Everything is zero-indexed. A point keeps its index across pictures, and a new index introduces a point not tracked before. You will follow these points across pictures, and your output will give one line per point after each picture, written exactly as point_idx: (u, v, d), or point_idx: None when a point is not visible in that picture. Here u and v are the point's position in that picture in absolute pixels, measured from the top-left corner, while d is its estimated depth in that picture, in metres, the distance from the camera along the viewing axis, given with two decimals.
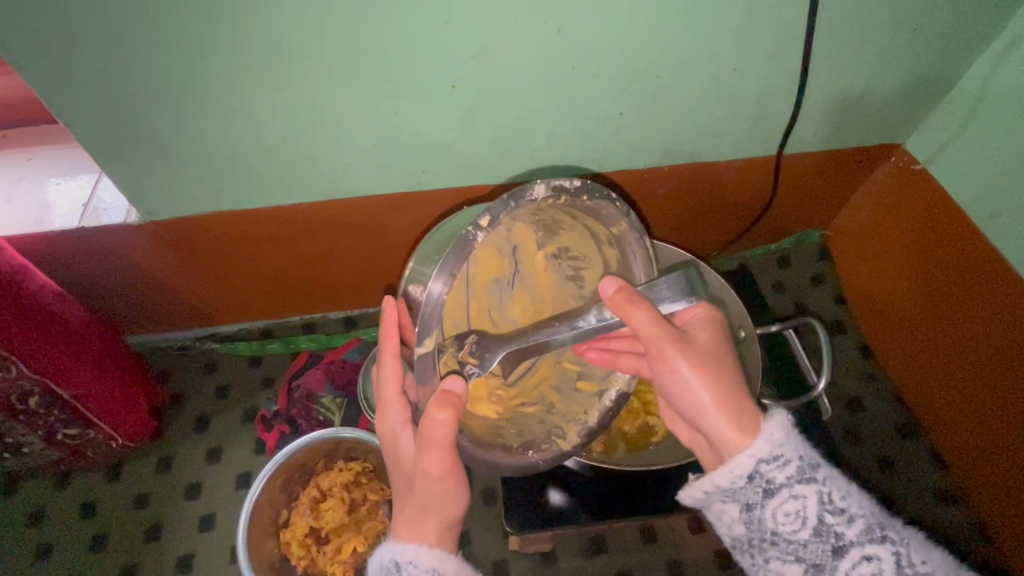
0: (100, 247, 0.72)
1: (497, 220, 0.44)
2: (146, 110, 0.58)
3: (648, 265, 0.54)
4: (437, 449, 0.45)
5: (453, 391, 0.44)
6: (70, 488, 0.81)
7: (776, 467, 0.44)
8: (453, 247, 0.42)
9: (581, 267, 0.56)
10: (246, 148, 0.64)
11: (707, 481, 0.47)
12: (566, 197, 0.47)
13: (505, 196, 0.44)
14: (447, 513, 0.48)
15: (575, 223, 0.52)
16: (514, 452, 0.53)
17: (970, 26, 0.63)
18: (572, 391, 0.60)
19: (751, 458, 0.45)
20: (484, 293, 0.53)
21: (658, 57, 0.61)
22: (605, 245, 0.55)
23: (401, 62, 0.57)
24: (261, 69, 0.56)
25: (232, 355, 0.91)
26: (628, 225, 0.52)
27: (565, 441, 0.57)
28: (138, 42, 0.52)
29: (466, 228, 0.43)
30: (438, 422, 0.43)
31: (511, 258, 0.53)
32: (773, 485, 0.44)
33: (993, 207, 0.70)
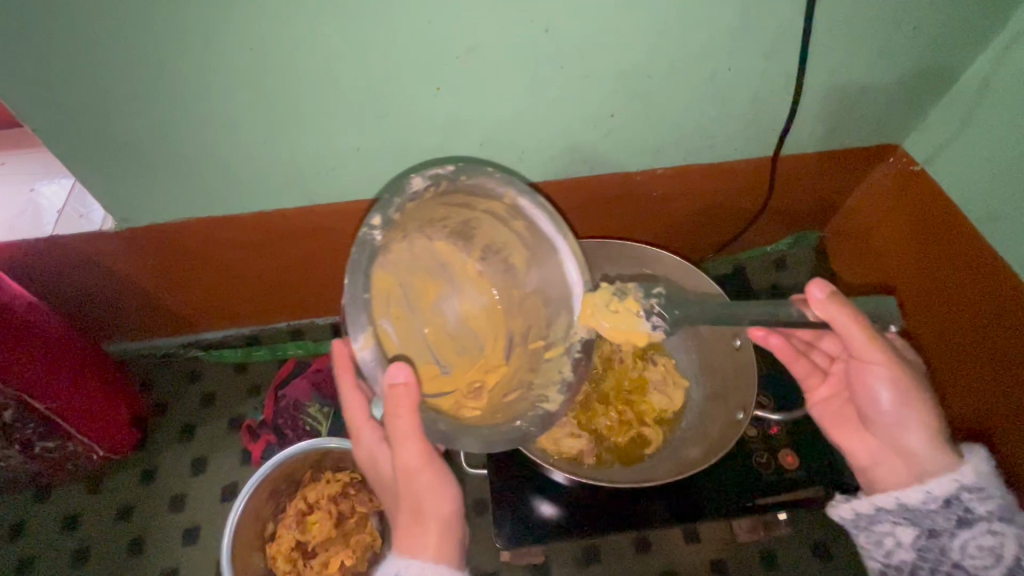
0: (76, 255, 0.69)
1: (391, 219, 0.46)
2: (117, 114, 0.55)
3: (556, 220, 0.49)
4: (406, 442, 0.47)
5: (400, 380, 0.44)
6: (50, 502, 0.79)
7: (976, 498, 0.49)
8: (355, 252, 0.44)
9: (507, 256, 0.54)
10: (225, 152, 0.62)
11: (892, 497, 0.52)
12: (448, 182, 0.47)
13: (386, 195, 0.46)
14: (441, 509, 0.48)
15: (478, 216, 0.51)
16: (500, 427, 0.51)
17: (970, 22, 0.61)
18: (541, 363, 0.54)
19: (954, 483, 0.50)
20: (432, 312, 0.55)
21: (649, 56, 0.59)
22: (512, 221, 0.51)
23: (383, 63, 0.55)
24: (237, 71, 0.53)
25: (217, 362, 0.89)
26: (516, 190, 0.49)
27: (550, 404, 0.53)
28: (105, 44, 0.49)
29: (362, 230, 0.45)
30: (399, 413, 0.45)
31: (442, 275, 0.55)
32: (971, 516, 0.49)
33: (993, 208, 0.68)
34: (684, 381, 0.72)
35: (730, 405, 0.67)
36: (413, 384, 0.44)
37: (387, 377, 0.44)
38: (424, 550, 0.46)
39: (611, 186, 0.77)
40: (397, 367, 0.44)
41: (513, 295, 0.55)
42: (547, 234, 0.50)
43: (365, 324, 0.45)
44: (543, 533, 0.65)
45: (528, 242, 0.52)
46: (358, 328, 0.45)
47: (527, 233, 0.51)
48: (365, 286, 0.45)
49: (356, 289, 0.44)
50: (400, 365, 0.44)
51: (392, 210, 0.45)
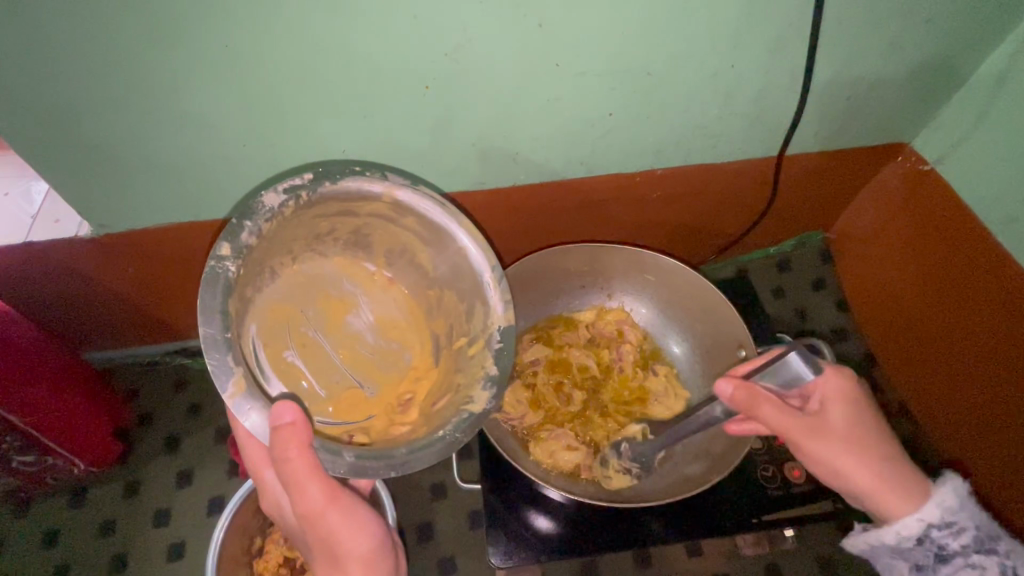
0: (52, 262, 0.67)
1: (242, 245, 0.44)
2: (87, 116, 0.53)
3: (441, 206, 0.50)
4: (302, 487, 0.44)
5: (285, 416, 0.42)
6: (30, 516, 0.76)
7: (947, 534, 0.47)
8: (202, 290, 0.42)
9: (411, 255, 0.56)
10: (204, 155, 0.59)
11: (872, 538, 0.50)
12: (309, 191, 0.47)
13: (236, 219, 0.45)
14: (356, 545, 0.46)
15: (365, 221, 0.52)
16: (422, 443, 0.47)
17: (986, 16, 0.59)
18: (467, 360, 0.53)
19: (921, 522, 0.47)
20: (343, 333, 0.54)
21: (650, 53, 0.56)
22: (403, 218, 0.52)
23: (369, 61, 0.52)
24: (213, 71, 0.50)
25: (204, 371, 0.86)
26: (392, 185, 0.49)
27: (477, 403, 0.50)
28: (69, 42, 0.46)
29: (207, 264, 0.43)
30: (288, 458, 0.42)
31: (347, 291, 0.56)
32: (946, 552, 0.47)
33: (1008, 210, 0.65)
34: (685, 393, 0.72)
35: None
36: (301, 422, 0.42)
37: (274, 416, 0.42)
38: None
39: (609, 187, 0.74)
40: (282, 406, 0.42)
41: (433, 294, 0.57)
42: (443, 224, 0.51)
43: (234, 365, 0.42)
44: (540, 551, 0.62)
45: (424, 236, 0.53)
46: (225, 372, 0.42)
47: (422, 226, 0.52)
48: (224, 324, 0.42)
49: (214, 329, 0.42)
50: (286, 404, 0.42)
51: (243, 234, 0.44)
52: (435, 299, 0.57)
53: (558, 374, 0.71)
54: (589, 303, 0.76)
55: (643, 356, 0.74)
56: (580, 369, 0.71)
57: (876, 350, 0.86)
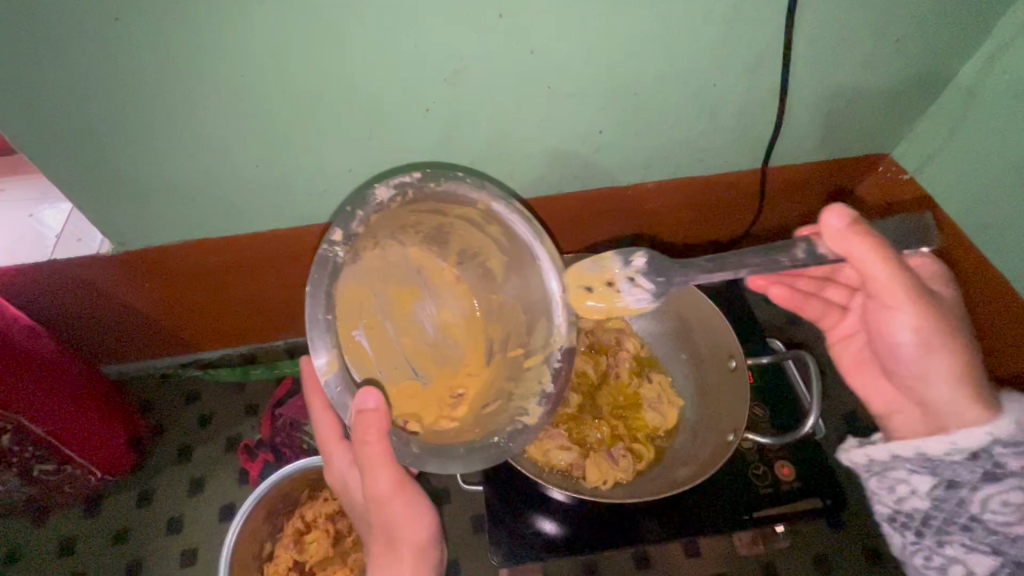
0: (74, 279, 0.70)
1: (352, 234, 0.49)
2: (112, 140, 0.56)
3: (528, 221, 0.53)
4: (378, 472, 0.49)
5: (368, 407, 0.47)
6: (46, 526, 0.79)
7: (1010, 454, 0.48)
8: (316, 270, 0.47)
9: (484, 260, 0.59)
10: (219, 176, 0.63)
11: (916, 449, 0.52)
12: (414, 191, 0.51)
13: (350, 208, 0.49)
14: (416, 534, 0.51)
15: (452, 221, 0.56)
16: (475, 446, 0.51)
17: (951, 35, 0.62)
18: (522, 372, 0.57)
19: (988, 439, 0.48)
20: (409, 320, 0.58)
21: (635, 75, 0.60)
22: (487, 225, 0.56)
23: (373, 87, 0.56)
24: (230, 97, 0.54)
25: (215, 382, 0.89)
26: (487, 196, 0.53)
27: (529, 417, 0.54)
28: (100, 74, 0.50)
29: (322, 246, 0.48)
30: (369, 440, 0.47)
31: (418, 281, 0.59)
32: (1001, 471, 0.49)
33: (983, 217, 0.68)
34: (679, 401, 0.73)
35: (720, 425, 0.68)
36: (383, 410, 0.47)
37: (360, 401, 0.47)
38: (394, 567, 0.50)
39: (602, 200, 0.77)
40: (366, 394, 0.47)
41: (495, 300, 0.60)
42: (525, 239, 0.54)
43: (329, 346, 0.48)
44: (539, 550, 0.64)
45: (504, 247, 0.57)
46: (321, 349, 0.47)
47: (504, 237, 0.56)
48: (326, 304, 0.47)
49: (317, 308, 0.47)
50: (370, 392, 0.47)
51: (354, 223, 0.49)
52: (499, 304, 0.60)
53: None
54: None
55: (639, 363, 0.76)
56: (578, 375, 0.74)
57: None
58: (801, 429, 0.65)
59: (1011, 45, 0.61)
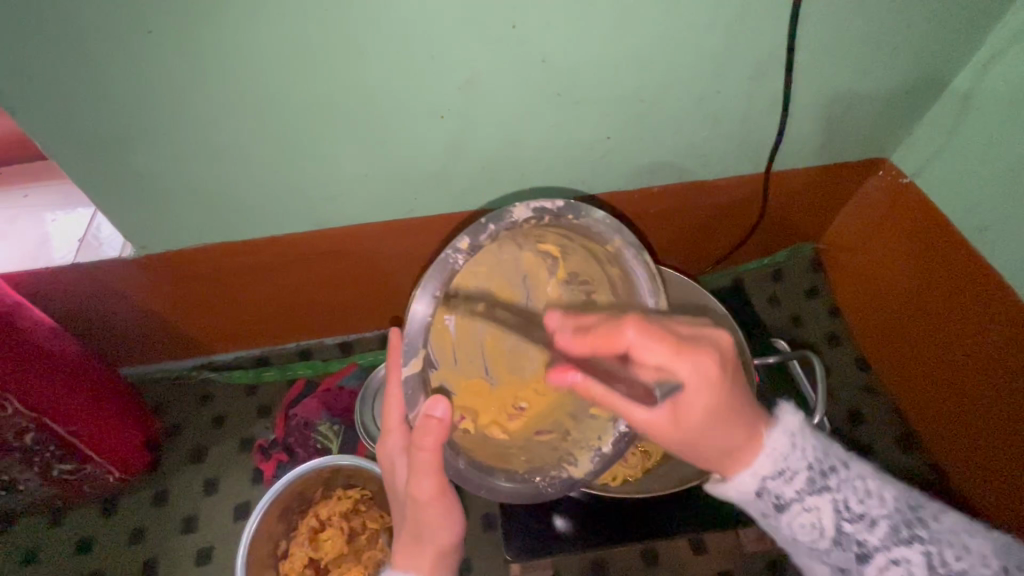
0: (95, 282, 0.72)
1: (476, 245, 0.48)
2: (138, 146, 0.58)
3: (652, 286, 0.54)
4: (424, 476, 0.47)
5: (433, 414, 0.45)
6: (64, 525, 0.80)
7: (780, 482, 0.45)
8: (432, 268, 0.46)
9: (591, 292, 0.57)
10: (239, 181, 0.65)
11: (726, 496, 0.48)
12: (550, 217, 0.50)
13: (485, 219, 0.47)
14: (441, 541, 0.49)
15: (574, 246, 0.55)
16: (518, 477, 0.54)
17: (947, 42, 0.65)
18: (585, 417, 0.58)
19: (756, 477, 0.46)
20: (500, 321, 0.57)
21: (642, 82, 0.62)
22: (608, 267, 0.56)
23: (390, 94, 0.58)
24: (252, 103, 0.56)
25: (228, 384, 0.91)
26: (621, 242, 0.53)
27: (577, 467, 0.56)
28: (129, 82, 0.52)
29: (446, 250, 0.46)
30: (421, 447, 0.45)
31: (523, 287, 0.57)
32: (783, 500, 0.45)
33: (979, 219, 0.70)
34: None
35: None
36: (446, 421, 0.45)
37: (426, 408, 0.45)
38: (417, 565, 0.49)
39: (609, 204, 0.79)
40: (437, 401, 0.45)
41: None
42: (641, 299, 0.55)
43: (419, 346, 0.47)
44: (552, 545, 0.65)
45: (616, 289, 0.56)
46: (411, 346, 0.47)
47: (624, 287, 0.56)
48: (431, 306, 0.46)
49: (423, 308, 0.46)
50: (439, 400, 0.45)
51: (483, 235, 0.47)
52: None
53: None
54: None
55: None
56: None
57: (869, 354, 0.90)
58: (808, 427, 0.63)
59: (1005, 51, 0.63)
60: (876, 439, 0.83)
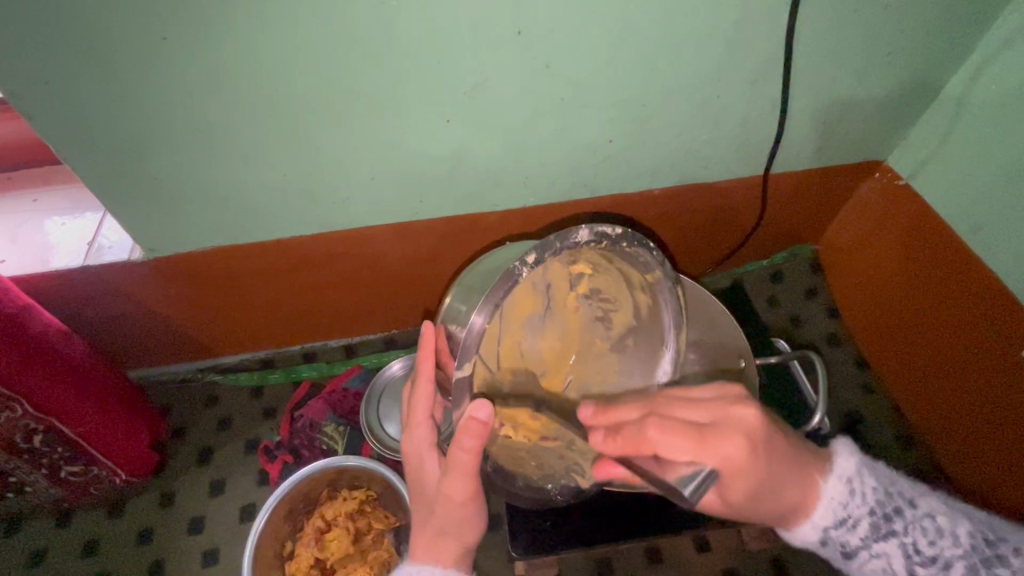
0: (104, 284, 0.73)
1: (542, 259, 0.45)
2: (150, 150, 0.59)
3: (677, 313, 0.56)
4: (461, 476, 0.47)
5: (477, 418, 0.44)
6: (71, 527, 0.81)
7: (844, 531, 0.46)
8: (499, 281, 0.43)
9: (609, 309, 0.57)
10: (249, 184, 0.66)
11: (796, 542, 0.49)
12: (608, 243, 0.48)
13: (552, 236, 0.44)
14: (464, 536, 0.50)
15: (610, 266, 0.53)
16: (534, 485, 0.59)
17: (940, 47, 0.66)
18: None
19: (819, 529, 0.47)
20: (517, 329, 0.52)
21: (643, 86, 0.63)
22: (637, 290, 0.56)
23: (397, 100, 0.59)
24: (263, 108, 0.57)
25: (234, 386, 0.91)
26: (663, 274, 0.53)
27: (584, 477, 0.58)
28: (144, 88, 0.54)
29: (514, 262, 0.43)
30: (462, 446, 0.45)
31: (545, 295, 0.52)
32: (849, 548, 0.47)
33: (975, 219, 0.72)
34: None
35: None
36: (490, 424, 0.44)
37: (469, 410, 0.44)
38: (440, 558, 0.50)
39: (611, 206, 0.80)
40: (480, 405, 0.44)
41: (597, 344, 0.58)
42: (664, 324, 0.57)
43: (472, 353, 0.45)
44: (557, 544, 0.66)
45: (639, 313, 0.58)
46: (465, 354, 0.44)
47: (647, 309, 0.57)
48: (492, 316, 0.44)
49: (484, 316, 0.44)
50: (484, 402, 0.44)
51: (549, 252, 0.44)
52: (598, 351, 0.59)
53: None
54: None
55: None
56: None
57: (867, 354, 0.91)
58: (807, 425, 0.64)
59: (996, 56, 0.65)
60: (877, 437, 0.84)
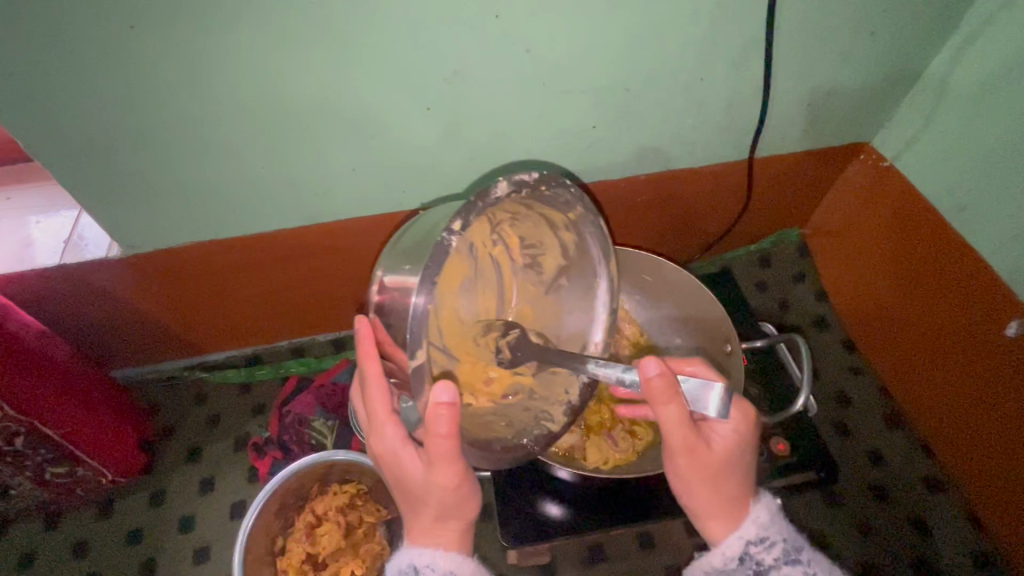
0: (83, 282, 0.72)
1: (468, 225, 0.42)
2: (123, 143, 0.58)
3: (604, 243, 0.54)
4: (447, 465, 0.47)
5: (445, 400, 0.43)
6: (60, 529, 0.80)
7: (763, 549, 0.49)
8: (430, 258, 0.39)
9: (538, 254, 0.55)
10: (228, 177, 0.65)
11: (704, 562, 0.51)
12: (529, 191, 0.45)
13: (471, 197, 0.42)
14: (465, 516, 0.51)
15: (530, 213, 0.50)
16: (510, 445, 0.54)
17: (923, 26, 0.66)
18: (548, 373, 0.58)
19: (741, 540, 0.50)
20: (452, 297, 0.48)
21: (626, 71, 0.63)
22: (563, 231, 0.53)
23: (377, 87, 0.58)
24: (235, 98, 0.56)
25: (221, 383, 0.91)
26: (584, 209, 0.50)
27: (553, 423, 0.58)
28: (112, 79, 0.52)
29: (442, 234, 0.40)
30: (438, 433, 0.44)
31: (473, 255, 0.49)
32: (763, 567, 0.49)
33: (959, 200, 0.72)
34: None
35: None
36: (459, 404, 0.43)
37: (433, 396, 0.43)
38: (438, 543, 0.51)
39: (597, 194, 0.80)
40: (440, 387, 0.43)
41: (530, 290, 0.57)
42: (593, 255, 0.56)
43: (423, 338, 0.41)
44: (545, 532, 0.66)
45: (569, 253, 0.56)
46: (416, 341, 0.40)
47: (574, 246, 0.55)
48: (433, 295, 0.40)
49: (423, 298, 0.39)
50: (444, 386, 0.43)
51: (474, 213, 0.42)
52: (533, 297, 0.58)
53: None
54: None
55: (639, 350, 0.77)
56: None
57: (855, 336, 0.91)
58: (791, 408, 0.64)
59: (979, 34, 0.65)
60: (866, 419, 0.85)
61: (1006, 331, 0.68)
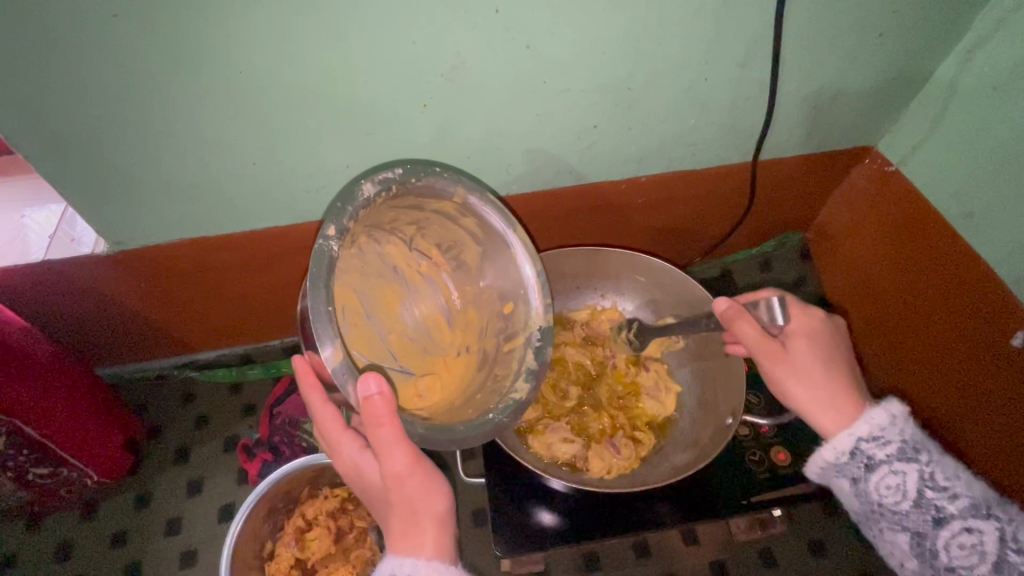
0: (68, 279, 0.70)
1: (345, 229, 0.46)
2: (107, 137, 0.56)
3: (503, 212, 0.53)
4: (394, 452, 0.46)
5: (371, 394, 0.44)
6: (43, 531, 0.78)
7: (875, 446, 0.53)
8: (314, 266, 0.44)
9: (458, 251, 0.57)
10: (217, 173, 0.63)
11: (818, 458, 0.56)
12: (398, 186, 0.49)
13: (334, 203, 0.46)
14: (435, 509, 0.49)
15: (427, 216, 0.54)
16: (476, 422, 0.51)
17: (933, 28, 0.64)
18: (501, 353, 0.57)
19: (852, 437, 0.54)
20: (392, 319, 0.56)
21: (629, 69, 0.61)
22: (462, 217, 0.54)
23: (371, 83, 0.56)
24: (225, 90, 0.54)
25: (211, 382, 0.89)
26: (464, 189, 0.51)
27: (518, 393, 0.54)
28: (94, 70, 0.50)
29: (317, 241, 0.44)
30: (380, 423, 0.45)
31: (397, 279, 0.57)
32: (874, 462, 0.53)
33: (965, 206, 0.71)
34: (676, 385, 0.74)
35: (716, 407, 0.69)
36: (387, 393, 0.44)
37: (362, 390, 0.44)
38: (419, 550, 0.47)
39: (596, 195, 0.78)
40: (368, 379, 0.44)
41: (470, 290, 0.58)
42: (497, 229, 0.54)
43: (335, 336, 0.44)
44: (545, 540, 0.65)
45: (479, 237, 0.55)
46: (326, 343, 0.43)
47: (480, 228, 0.54)
48: (328, 296, 0.44)
49: (319, 301, 0.43)
50: (370, 375, 0.44)
51: (345, 217, 0.46)
52: (474, 294, 0.58)
53: (556, 371, 0.74)
54: (583, 304, 0.80)
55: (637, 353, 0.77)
56: (576, 366, 0.75)
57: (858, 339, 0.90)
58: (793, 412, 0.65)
59: (989, 37, 0.63)
60: None
61: (1013, 340, 0.66)
